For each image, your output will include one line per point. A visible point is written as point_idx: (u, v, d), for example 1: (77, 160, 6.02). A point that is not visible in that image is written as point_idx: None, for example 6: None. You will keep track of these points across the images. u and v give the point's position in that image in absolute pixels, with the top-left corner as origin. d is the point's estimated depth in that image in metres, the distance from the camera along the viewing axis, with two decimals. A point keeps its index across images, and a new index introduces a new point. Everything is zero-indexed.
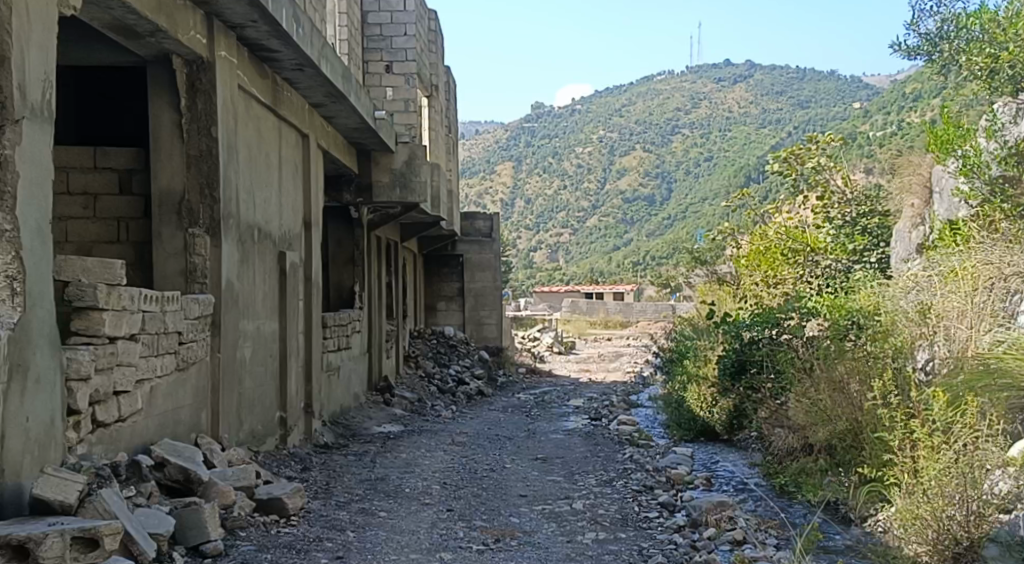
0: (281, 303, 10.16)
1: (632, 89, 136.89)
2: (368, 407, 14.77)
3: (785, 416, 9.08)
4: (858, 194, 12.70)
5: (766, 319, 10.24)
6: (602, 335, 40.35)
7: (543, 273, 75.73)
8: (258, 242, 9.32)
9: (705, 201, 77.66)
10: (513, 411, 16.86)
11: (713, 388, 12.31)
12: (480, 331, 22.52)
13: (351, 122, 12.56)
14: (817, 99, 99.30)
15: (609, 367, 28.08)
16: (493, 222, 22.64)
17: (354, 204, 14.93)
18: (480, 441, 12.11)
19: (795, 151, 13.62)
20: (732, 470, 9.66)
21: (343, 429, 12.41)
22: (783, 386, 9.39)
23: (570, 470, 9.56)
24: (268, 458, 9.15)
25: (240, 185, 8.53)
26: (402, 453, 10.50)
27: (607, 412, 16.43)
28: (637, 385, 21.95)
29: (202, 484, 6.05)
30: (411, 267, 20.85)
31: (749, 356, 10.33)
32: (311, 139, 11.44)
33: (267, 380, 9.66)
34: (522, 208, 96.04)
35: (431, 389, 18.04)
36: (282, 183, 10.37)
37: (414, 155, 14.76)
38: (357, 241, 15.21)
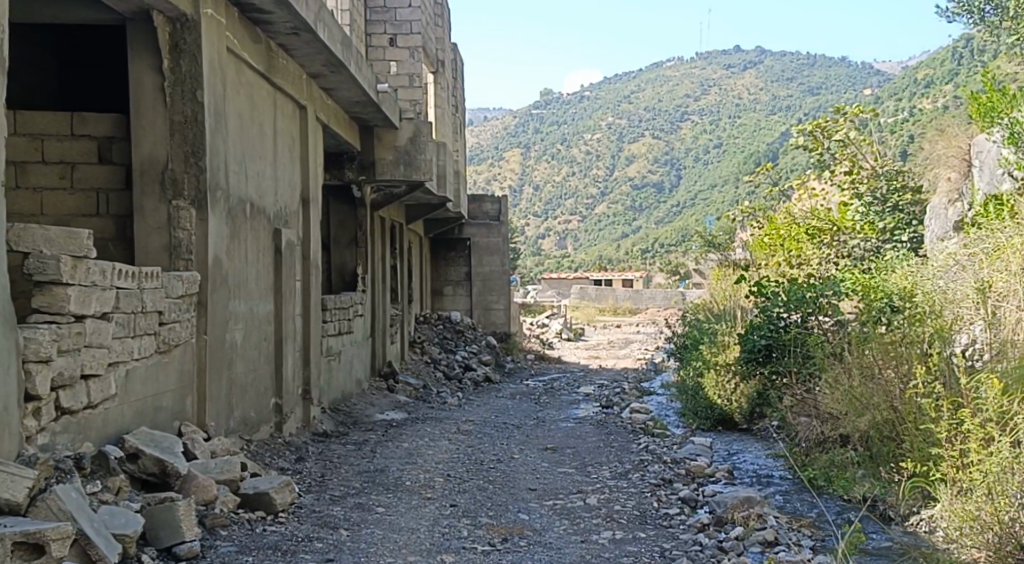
0: (277, 283, 9.62)
1: (641, 75, 135.88)
2: (371, 393, 14.23)
3: (813, 404, 8.53)
4: (889, 170, 11.97)
5: (794, 299, 9.67)
6: (611, 322, 39.80)
7: (552, 260, 75.04)
8: (250, 218, 8.76)
9: (715, 187, 76.89)
10: (522, 399, 16.31)
11: (732, 375, 11.73)
12: (488, 316, 21.96)
13: (352, 95, 11.99)
14: (828, 85, 98.38)
15: (618, 354, 27.52)
16: (501, 205, 22.07)
17: (357, 183, 14.30)
18: (487, 430, 11.57)
19: (822, 124, 12.90)
20: (755, 462, 9.10)
21: (344, 416, 11.87)
22: (813, 371, 8.80)
23: (582, 461, 9.01)
24: (261, 447, 8.62)
25: (229, 156, 7.97)
26: (405, 443, 9.95)
27: (618, 399, 15.88)
28: (649, 372, 21.40)
29: (180, 477, 5.53)
30: (417, 249, 20.28)
31: (777, 339, 9.71)
32: (310, 112, 10.88)
33: (261, 364, 9.12)
34: (530, 195, 95.37)
35: (437, 375, 17.50)
36: (278, 156, 9.81)
37: (419, 132, 14.20)
38: (360, 221, 14.64)
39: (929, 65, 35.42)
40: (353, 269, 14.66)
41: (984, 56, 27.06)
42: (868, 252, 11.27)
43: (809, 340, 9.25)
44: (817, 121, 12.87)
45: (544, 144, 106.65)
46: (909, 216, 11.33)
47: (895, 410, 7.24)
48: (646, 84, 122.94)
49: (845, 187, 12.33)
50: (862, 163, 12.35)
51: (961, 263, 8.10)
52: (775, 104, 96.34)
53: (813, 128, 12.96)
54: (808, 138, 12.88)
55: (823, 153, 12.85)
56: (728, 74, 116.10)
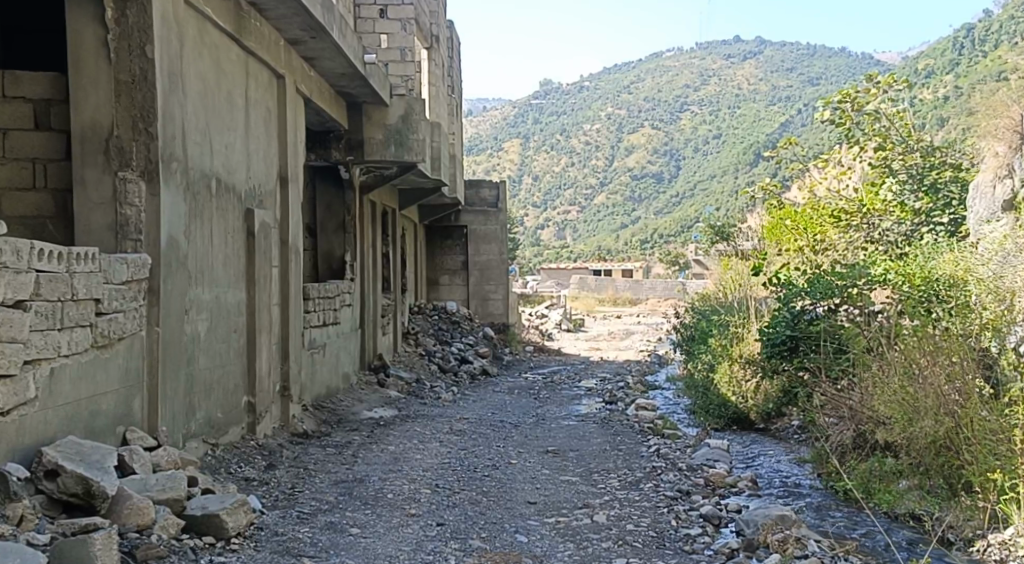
0: (250, 270, 8.67)
1: (640, 65, 134.78)
2: (359, 389, 13.30)
3: (843, 403, 7.64)
4: (925, 146, 11.02)
5: (823, 288, 8.70)
6: (611, 313, 38.92)
7: (552, 251, 74.01)
8: (216, 196, 7.81)
9: (716, 178, 75.89)
10: (520, 393, 15.42)
11: (748, 370, 10.89)
12: (485, 306, 21.01)
13: (337, 66, 11.05)
14: (828, 75, 97.33)
15: (620, 345, 26.59)
16: (500, 190, 21.07)
17: (344, 163, 13.31)
18: (483, 429, 10.66)
19: (849, 95, 11.51)
20: (779, 470, 8.17)
21: (328, 415, 10.94)
22: (851, 366, 7.89)
23: (587, 467, 8.09)
24: (229, 453, 7.69)
25: (189, 124, 7.02)
26: (392, 445, 9.03)
27: (622, 395, 14.96)
28: (652, 365, 20.47)
29: (109, 500, 4.71)
30: (411, 237, 19.35)
31: (803, 331, 8.67)
32: (289, 81, 9.90)
33: (230, 359, 8.20)
34: (529, 184, 94.28)
35: (431, 369, 16.57)
36: (250, 129, 8.85)
37: (410, 110, 13.26)
38: (348, 205, 13.69)
39: (929, 54, 34.57)
40: (341, 256, 13.69)
41: (994, 43, 26.13)
42: (901, 236, 10.43)
43: (842, 332, 8.29)
44: (847, 91, 11.48)
45: (543, 134, 105.59)
46: (949, 196, 10.29)
47: (951, 416, 6.32)
48: (644, 74, 121.97)
49: (874, 166, 11.24)
50: (892, 139, 11.27)
51: (1018, 245, 7.21)
52: (774, 95, 95.38)
53: (840, 102, 11.60)
54: (836, 112, 11.63)
55: (851, 128, 11.58)
56: (728, 64, 114.97)
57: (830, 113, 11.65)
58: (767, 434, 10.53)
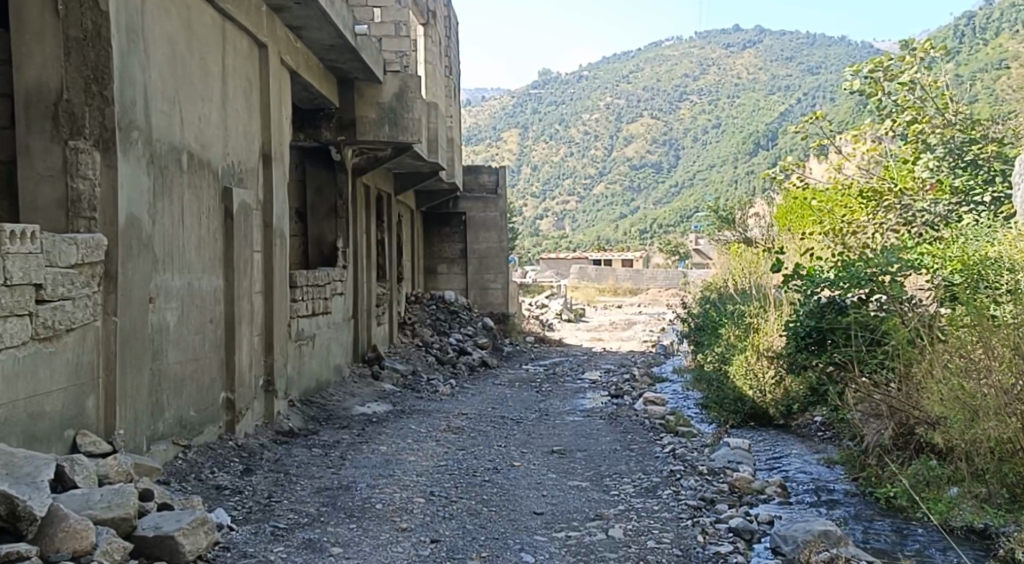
0: (228, 255, 7.92)
1: (639, 54, 133.91)
2: (352, 383, 12.57)
3: (878, 402, 7.04)
4: (964, 116, 9.97)
5: (851, 276, 7.88)
6: (612, 303, 38.22)
7: (551, 241, 73.19)
8: (186, 171, 7.07)
9: (716, 168, 75.17)
10: (522, 386, 14.71)
11: (766, 363, 10.25)
12: (485, 296, 20.29)
13: (326, 37, 10.31)
14: (828, 64, 96.53)
15: (622, 336, 25.90)
16: (499, 175, 20.31)
17: (335, 143, 12.55)
18: (482, 426, 9.93)
19: (882, 62, 10.43)
20: (809, 474, 7.44)
21: (317, 411, 10.19)
22: (890, 361, 7.15)
23: (597, 471, 7.39)
24: (203, 456, 6.95)
25: (153, 90, 6.28)
26: (383, 445, 8.29)
27: (629, 388, 14.25)
28: (657, 356, 19.77)
29: (38, 522, 4.01)
30: (407, 223, 18.60)
31: (831, 324, 7.89)
32: (271, 51, 9.15)
33: (205, 351, 7.45)
34: (528, 174, 93.48)
35: (429, 360, 15.85)
36: (228, 100, 8.10)
37: (405, 87, 12.51)
38: (340, 188, 12.91)
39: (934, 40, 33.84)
40: (332, 242, 12.94)
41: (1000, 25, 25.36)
42: (938, 218, 9.60)
43: (880, 320, 7.51)
44: (878, 59, 10.40)
45: (542, 123, 104.66)
46: (991, 171, 9.43)
47: (1017, 417, 5.67)
48: (644, 63, 121.11)
49: (907, 140, 10.25)
50: (924, 108, 10.22)
51: None
52: (774, 84, 94.64)
53: (870, 71, 10.50)
54: (866, 82, 10.53)
55: (883, 100, 10.47)
56: (727, 53, 114.06)
57: (859, 84, 10.57)
58: (788, 432, 9.81)
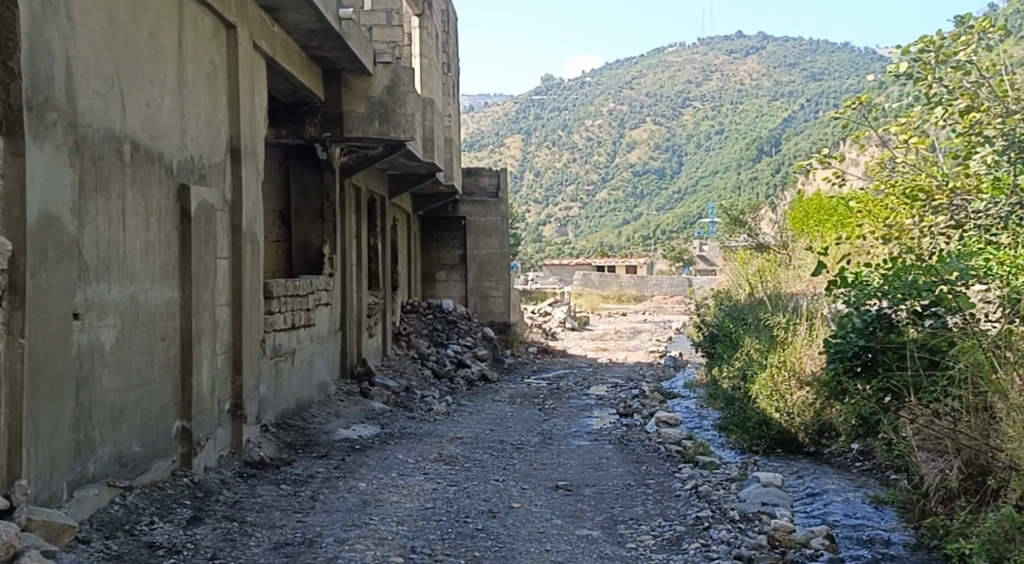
0: (184, 262, 6.86)
1: (642, 59, 133.14)
2: (339, 401, 11.52)
3: (939, 438, 6.09)
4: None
5: (908, 289, 6.85)
6: (616, 310, 37.17)
7: (554, 247, 72.04)
8: (128, 164, 6.04)
9: (719, 175, 74.26)
10: (524, 403, 13.67)
11: (794, 380, 9.26)
12: (485, 304, 19.25)
13: (305, 21, 9.30)
14: (832, 70, 95.64)
15: (628, 345, 24.85)
16: (501, 178, 19.26)
17: (321, 140, 11.51)
18: (479, 454, 8.89)
19: (932, 42, 8.99)
20: (856, 520, 6.42)
21: (295, 436, 9.10)
22: (959, 387, 6.10)
23: (610, 516, 6.35)
24: (145, 500, 5.90)
25: (78, 66, 5.29)
26: (363, 481, 7.24)
27: (638, 405, 13.19)
28: (667, 368, 18.70)
29: None
30: (403, 227, 17.56)
31: (882, 344, 6.93)
32: (241, 33, 8.10)
33: (155, 374, 6.36)
34: (531, 180, 92.43)
35: (424, 374, 14.81)
36: (187, 85, 7.08)
37: (397, 80, 11.47)
38: (326, 190, 11.86)
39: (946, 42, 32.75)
40: (318, 248, 11.84)
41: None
42: (997, 220, 8.44)
43: (945, 341, 6.51)
44: (928, 38, 8.96)
45: (545, 129, 103.66)
46: None
47: None
48: (647, 68, 120.19)
49: (959, 133, 8.81)
50: (981, 95, 8.78)
51: None
52: (777, 90, 93.69)
53: (918, 53, 9.10)
54: (915, 65, 9.12)
55: (933, 87, 9.05)
56: (731, 58, 112.97)
57: (907, 66, 9.15)
58: (822, 462, 8.75)
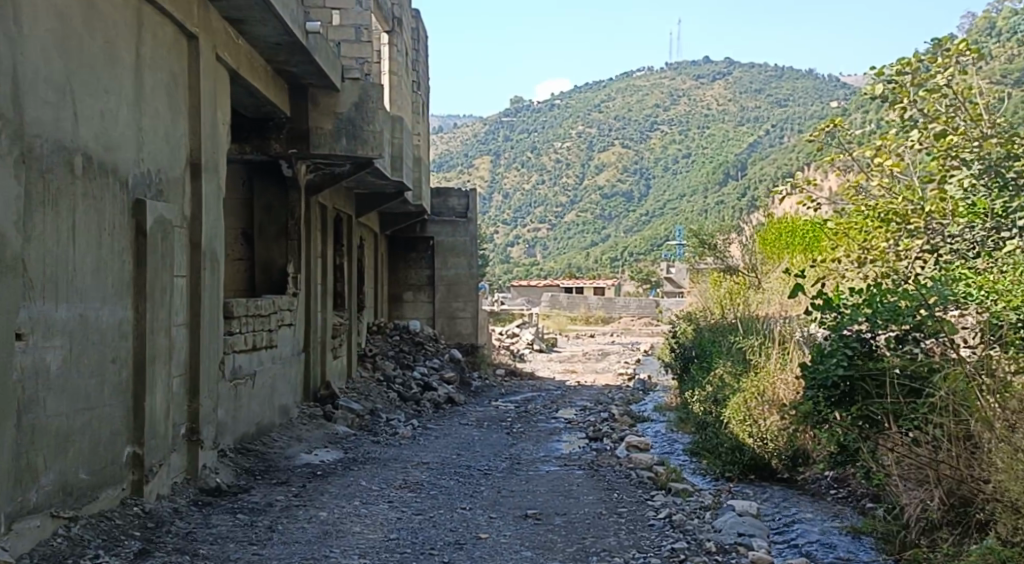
0: (139, 279, 6.56)
1: (611, 83, 134.02)
2: (301, 425, 11.21)
3: (920, 467, 5.94)
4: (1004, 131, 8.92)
5: (890, 313, 6.62)
6: (584, 332, 37.06)
7: (522, 268, 71.96)
8: (81, 176, 5.77)
9: (687, 198, 74.73)
10: (491, 427, 13.43)
11: (764, 405, 9.14)
12: (453, 326, 18.99)
13: (271, 34, 9.06)
14: (798, 96, 96.85)
15: (596, 368, 24.66)
16: (470, 198, 19.05)
17: (286, 157, 11.23)
18: (445, 480, 8.63)
19: (908, 65, 9.49)
20: (833, 551, 6.24)
21: (255, 462, 8.79)
22: (938, 415, 5.94)
23: (581, 548, 6.13)
24: (89, 533, 5.60)
25: (26, 73, 5.03)
26: (324, 511, 6.96)
27: (608, 429, 12.98)
28: (636, 391, 18.54)
29: None
30: (370, 246, 17.29)
31: (862, 371, 6.74)
32: (204, 44, 7.85)
33: (106, 397, 6.06)
34: (500, 202, 92.45)
35: (390, 397, 14.52)
36: (145, 96, 6.81)
37: (365, 96, 11.26)
38: (291, 207, 11.58)
39: None
40: (282, 267, 11.55)
41: (972, 16, 24.37)
42: (971, 244, 8.78)
43: (926, 368, 6.34)
44: (904, 61, 9.46)
45: (514, 150, 103.84)
46: None
47: None
48: (616, 92, 120.94)
49: (934, 156, 9.24)
50: (954, 119, 9.26)
51: None
52: (744, 116, 94.67)
53: (894, 76, 9.59)
54: (891, 87, 9.60)
55: (907, 110, 9.51)
56: (698, 82, 113.88)
57: (882, 88, 9.66)
58: (795, 489, 8.60)
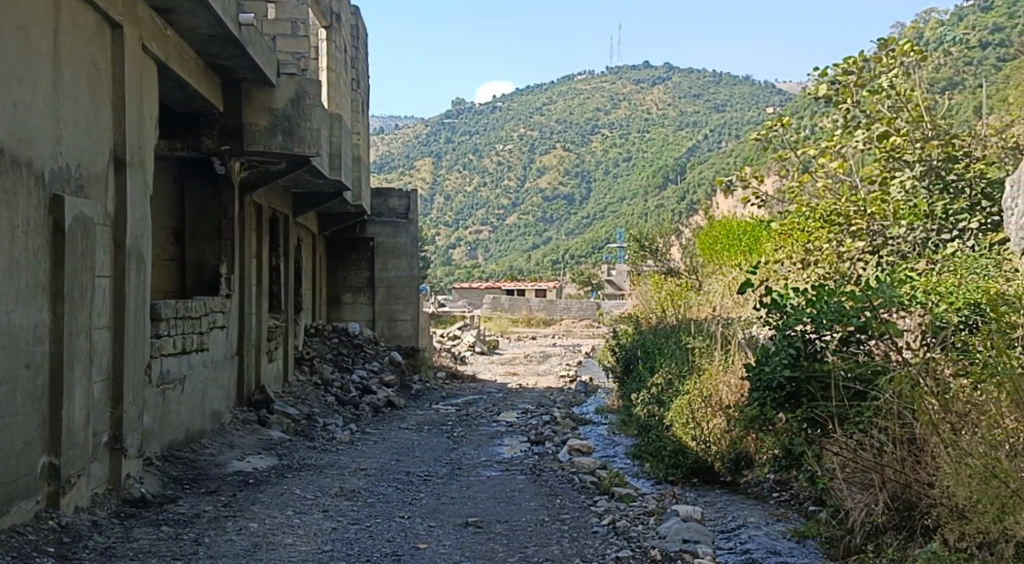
0: (56, 281, 6.21)
1: (552, 86, 134.43)
2: (234, 430, 10.85)
3: (866, 472, 5.83)
4: (943, 133, 9.29)
5: (836, 314, 6.55)
6: (525, 334, 36.94)
7: (463, 270, 71.67)
8: None
9: (627, 201, 75.17)
10: (432, 431, 13.17)
11: (704, 407, 9.15)
12: (393, 328, 18.69)
13: (201, 25, 8.71)
14: (736, 102, 98.12)
15: (537, 370, 24.50)
16: (411, 199, 18.76)
17: (219, 154, 10.84)
18: (383, 487, 8.36)
19: (853, 66, 9.88)
20: (778, 556, 6.13)
21: (184, 470, 8.44)
22: (884, 419, 5.85)
23: (522, 558, 5.92)
24: None
25: None
26: (254, 522, 6.67)
27: (550, 433, 12.82)
28: (578, 394, 18.41)
29: None
30: (308, 247, 16.91)
31: (807, 372, 6.63)
32: (128, 33, 7.48)
33: (18, 405, 5.69)
34: (441, 203, 92.04)
35: (328, 401, 14.19)
36: (63, 86, 6.44)
37: (302, 93, 10.93)
38: (224, 206, 11.19)
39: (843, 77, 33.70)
40: (215, 268, 11.16)
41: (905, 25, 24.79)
42: (911, 246, 8.89)
43: (872, 371, 6.24)
44: (849, 61, 9.85)
45: (455, 152, 103.49)
46: (974, 195, 8.81)
47: None
48: (557, 94, 121.27)
49: (876, 157, 9.57)
50: (895, 119, 9.62)
51: None
52: (683, 120, 95.62)
53: (839, 76, 9.96)
54: (835, 87, 9.99)
55: (851, 110, 9.95)
56: (637, 87, 114.69)
57: (827, 89, 10.03)
58: (738, 492, 8.50)
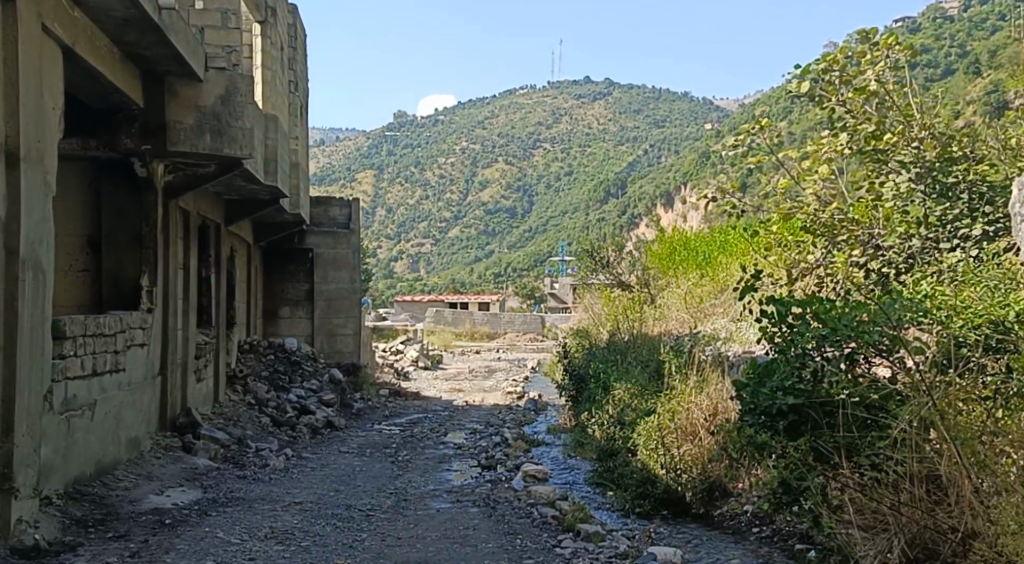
0: None
1: (494, 99, 134.16)
2: (154, 459, 9.79)
3: (879, 511, 5.11)
4: (938, 134, 8.66)
5: (845, 329, 5.86)
6: (469, 348, 36.06)
7: (405, 283, 70.53)
8: None
9: (569, 215, 74.81)
10: (374, 455, 12.23)
11: (669, 426, 8.34)
12: (332, 344, 17.67)
13: (115, 7, 7.72)
14: (676, 119, 98.80)
15: (482, 386, 23.59)
16: (351, 208, 17.78)
17: (139, 154, 9.69)
18: (320, 526, 7.42)
19: (835, 62, 9.19)
20: None
21: (90, 510, 7.44)
22: (897, 451, 5.12)
23: None
24: None
25: None
26: None
27: (501, 456, 11.95)
28: (527, 412, 17.57)
29: None
30: (241, 257, 15.84)
31: (812, 401, 5.90)
32: (25, 9, 6.48)
33: None
34: (383, 217, 90.84)
35: (262, 423, 13.17)
36: None
37: (233, 89, 9.93)
38: (146, 212, 10.07)
39: None
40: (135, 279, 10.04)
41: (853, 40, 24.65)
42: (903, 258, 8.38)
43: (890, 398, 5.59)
44: (832, 56, 9.15)
45: (397, 164, 102.37)
46: (972, 199, 8.16)
47: None
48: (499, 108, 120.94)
49: (864, 158, 8.97)
50: (884, 120, 8.96)
51: None
52: (625, 135, 95.82)
53: (820, 75, 9.27)
54: (817, 87, 9.27)
55: (835, 110, 9.16)
56: (579, 101, 114.91)
57: (808, 88, 9.26)
58: (712, 526, 7.73)
